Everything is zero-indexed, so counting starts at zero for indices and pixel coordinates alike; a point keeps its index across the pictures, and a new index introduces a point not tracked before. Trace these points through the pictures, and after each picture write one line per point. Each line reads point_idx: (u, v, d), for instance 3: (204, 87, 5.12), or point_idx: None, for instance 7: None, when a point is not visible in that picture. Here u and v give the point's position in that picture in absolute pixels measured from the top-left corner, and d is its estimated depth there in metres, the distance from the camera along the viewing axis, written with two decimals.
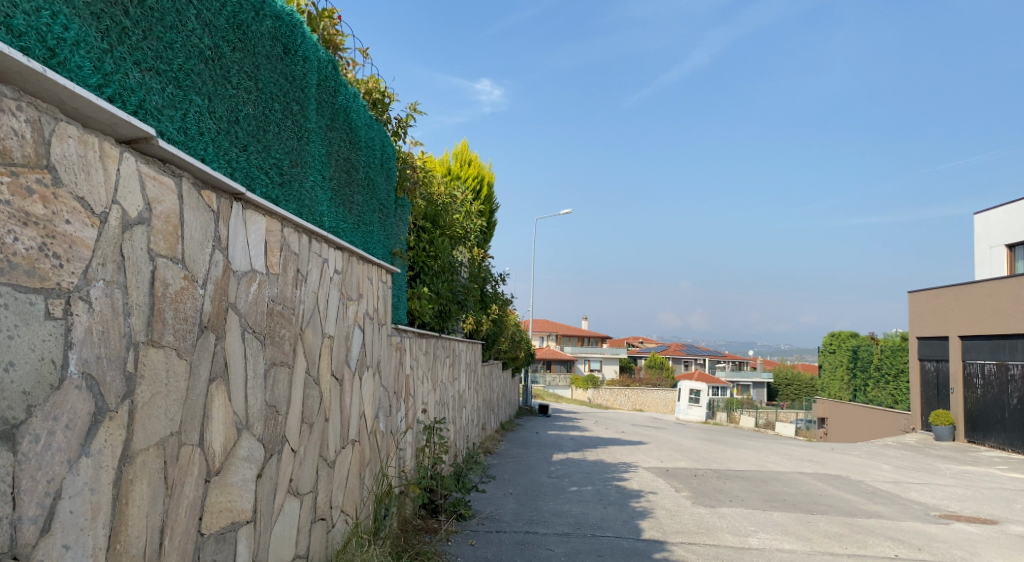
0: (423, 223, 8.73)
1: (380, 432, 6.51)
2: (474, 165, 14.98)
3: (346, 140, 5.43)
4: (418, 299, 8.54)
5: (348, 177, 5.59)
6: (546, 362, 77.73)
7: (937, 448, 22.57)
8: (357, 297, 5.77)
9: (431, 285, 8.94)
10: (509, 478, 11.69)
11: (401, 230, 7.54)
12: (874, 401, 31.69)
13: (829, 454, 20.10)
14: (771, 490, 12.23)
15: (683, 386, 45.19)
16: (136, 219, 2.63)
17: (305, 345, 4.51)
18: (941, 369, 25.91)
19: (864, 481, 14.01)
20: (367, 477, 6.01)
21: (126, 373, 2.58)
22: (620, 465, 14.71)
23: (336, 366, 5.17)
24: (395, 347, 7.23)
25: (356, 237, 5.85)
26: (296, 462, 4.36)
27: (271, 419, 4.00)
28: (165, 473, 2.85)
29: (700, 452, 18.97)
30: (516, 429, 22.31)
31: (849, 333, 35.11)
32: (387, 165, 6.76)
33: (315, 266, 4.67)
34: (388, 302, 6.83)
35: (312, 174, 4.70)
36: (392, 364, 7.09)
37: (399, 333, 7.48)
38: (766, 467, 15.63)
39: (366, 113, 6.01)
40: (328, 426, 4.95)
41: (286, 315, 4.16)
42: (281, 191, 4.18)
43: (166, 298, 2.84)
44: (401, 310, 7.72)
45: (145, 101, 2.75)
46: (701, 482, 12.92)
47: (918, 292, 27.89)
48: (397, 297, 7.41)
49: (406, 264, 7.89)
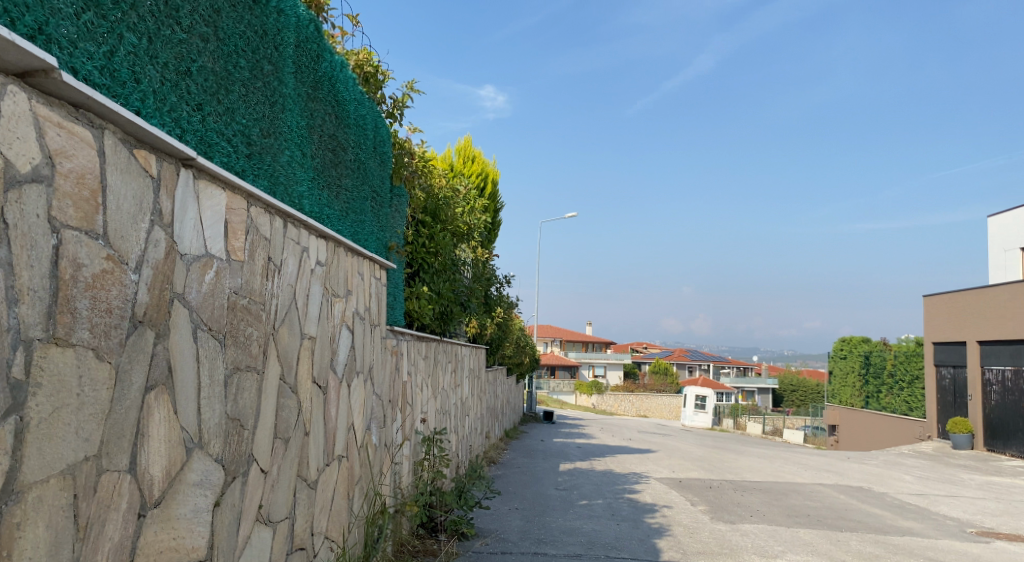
0: (422, 216, 8.07)
1: (372, 445, 5.85)
2: (479, 162, 14.38)
3: (330, 114, 4.79)
4: (417, 299, 7.84)
5: (334, 158, 4.95)
6: (550, 368, 76.96)
7: (957, 457, 21.76)
8: (346, 293, 5.12)
9: (431, 284, 8.28)
10: (515, 491, 11.02)
11: (397, 222, 6.90)
12: (888, 408, 30.51)
13: (846, 464, 19.34)
14: (793, 504, 11.53)
15: (689, 393, 44.42)
16: (29, 175, 1.99)
17: (277, 347, 3.87)
18: (957, 375, 25.13)
19: (889, 493, 13.29)
20: (357, 497, 5.37)
21: (11, 381, 1.93)
22: (631, 475, 14.02)
23: (319, 372, 4.53)
24: (390, 351, 6.58)
25: (345, 226, 5.22)
26: (268, 486, 3.72)
27: (235, 436, 3.34)
28: (76, 511, 2.20)
29: (712, 461, 18.23)
30: (520, 436, 21.64)
31: (861, 338, 34.00)
32: (380, 149, 6.14)
33: (291, 255, 4.03)
34: (382, 302, 6.20)
35: (288, 149, 4.06)
36: (387, 370, 6.46)
37: (395, 335, 6.83)
38: (783, 478, 14.91)
39: (356, 88, 5.39)
40: (307, 440, 4.30)
41: (252, 311, 3.52)
42: (248, 164, 3.54)
43: (79, 282, 2.19)
44: (398, 311, 7.06)
45: (48, 25, 2.11)
46: (716, 494, 12.20)
47: (932, 296, 27.14)
48: (393, 296, 6.75)
49: (404, 260, 7.22)
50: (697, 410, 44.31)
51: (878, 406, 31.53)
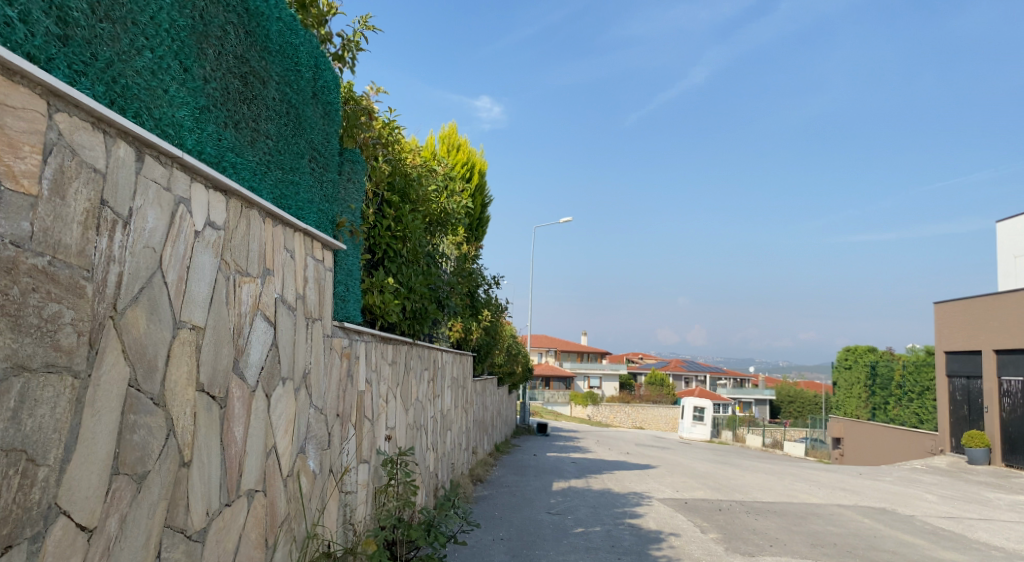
0: (387, 195, 6.82)
1: (307, 474, 4.55)
2: (465, 151, 13.24)
3: (235, 26, 3.53)
4: (380, 292, 6.53)
5: (245, 89, 3.69)
6: (544, 378, 75.49)
7: (974, 473, 20.46)
8: (262, 272, 3.82)
9: (397, 275, 6.98)
10: (500, 517, 9.72)
11: (350, 195, 5.63)
12: (896, 419, 29.24)
13: (859, 480, 18.05)
14: (814, 530, 10.25)
15: (687, 404, 43.15)
16: None
17: (127, 337, 2.58)
18: (972, 386, 23.86)
19: (916, 516, 12.01)
20: (281, 544, 4.04)
21: None
22: (631, 495, 12.70)
23: (210, 377, 3.24)
24: (339, 353, 5.31)
25: (264, 185, 3.95)
26: (98, 548, 2.42)
27: (13, 476, 2.05)
28: None
29: (717, 478, 16.92)
30: (512, 450, 20.32)
31: (867, 348, 32.82)
32: (323, 97, 4.89)
33: (155, 204, 2.74)
34: (324, 292, 4.92)
35: (151, 48, 2.80)
36: (333, 376, 5.17)
37: (346, 334, 5.56)
38: (797, 498, 13.61)
39: (283, 7, 4.15)
40: (188, 473, 3.01)
41: (59, 280, 2.23)
42: (57, 49, 2.28)
43: None
44: (353, 303, 5.79)
45: None
46: (727, 519, 10.90)
47: (943, 303, 25.88)
48: (344, 285, 5.49)
49: (360, 243, 5.93)
50: (696, 421, 43.04)
51: (886, 418, 30.25)
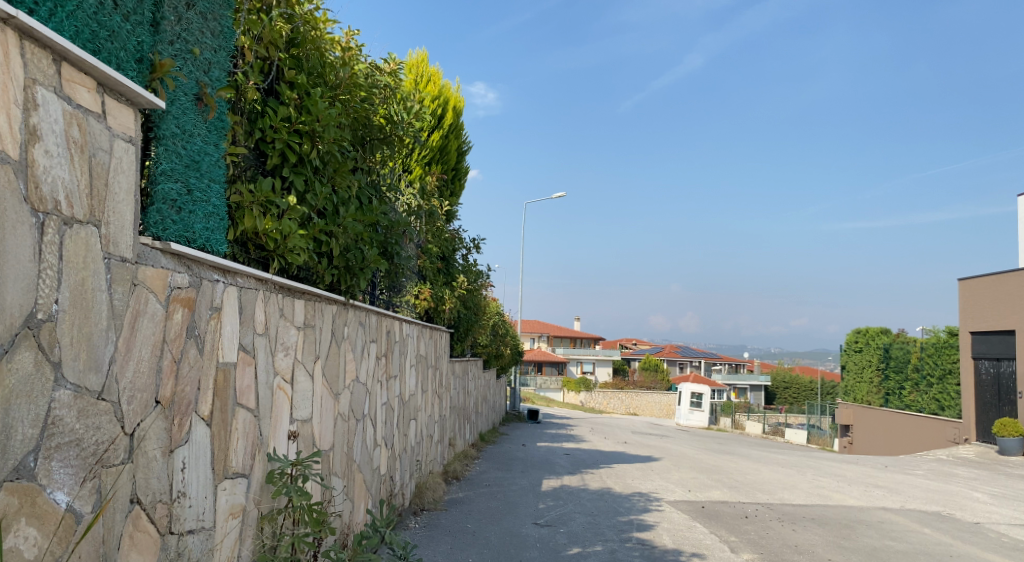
0: (287, 69, 4.50)
1: (38, 524, 2.28)
2: (435, 83, 10.95)
3: None
4: (271, 213, 4.23)
5: None
6: (535, 363, 73.39)
7: (1011, 466, 18.36)
8: None
9: (306, 190, 4.66)
10: (473, 531, 7.54)
11: (190, 32, 3.31)
12: (913, 406, 27.22)
13: (888, 474, 15.95)
14: (873, 546, 8.08)
15: (685, 390, 41.17)
16: None
17: None
18: (1002, 370, 21.75)
19: (984, 524, 9.86)
20: None
21: None
22: (636, 497, 10.52)
23: None
24: (160, 295, 3.04)
25: None
26: None
27: None
28: None
29: (731, 473, 14.77)
30: (497, 439, 18.19)
31: (880, 329, 30.80)
32: None
33: None
34: (100, 176, 2.61)
35: None
36: (141, 334, 2.89)
37: (186, 266, 3.28)
38: (832, 498, 11.46)
39: None
40: None
41: None
42: None
43: None
44: (208, 218, 3.49)
45: None
46: (757, 529, 8.74)
47: (968, 280, 23.69)
48: (177, 182, 3.23)
49: (219, 120, 3.61)
50: (694, 407, 41.06)
51: (902, 405, 28.07)
